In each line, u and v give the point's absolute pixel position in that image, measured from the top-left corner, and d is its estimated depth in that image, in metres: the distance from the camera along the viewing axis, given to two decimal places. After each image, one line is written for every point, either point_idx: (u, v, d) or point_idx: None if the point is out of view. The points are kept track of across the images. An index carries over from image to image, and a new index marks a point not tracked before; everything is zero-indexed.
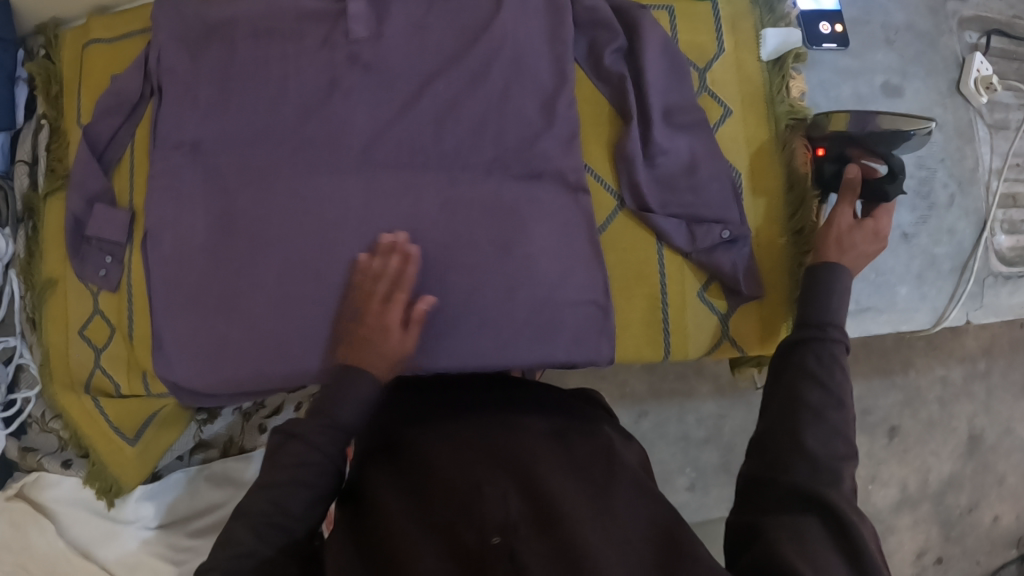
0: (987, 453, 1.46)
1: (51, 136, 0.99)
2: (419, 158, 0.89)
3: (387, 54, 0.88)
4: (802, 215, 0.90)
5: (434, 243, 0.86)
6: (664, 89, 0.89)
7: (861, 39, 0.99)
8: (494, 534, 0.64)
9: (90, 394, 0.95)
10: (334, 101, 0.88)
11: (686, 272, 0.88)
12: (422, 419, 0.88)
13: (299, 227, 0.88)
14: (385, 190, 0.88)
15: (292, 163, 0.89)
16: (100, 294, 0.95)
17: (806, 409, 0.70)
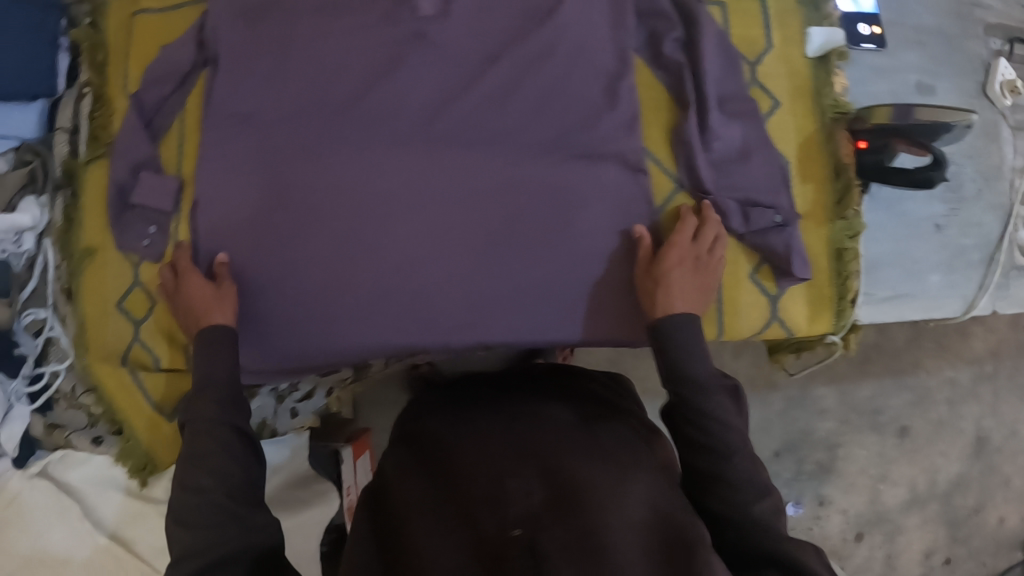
0: (993, 454, 1.50)
1: (95, 104, 0.96)
2: (479, 135, 0.89)
3: (450, 32, 0.89)
4: (847, 205, 0.93)
5: (493, 221, 0.89)
6: (719, 79, 0.91)
7: (895, 37, 1.02)
8: (514, 525, 0.63)
9: (128, 367, 0.92)
10: (391, 77, 0.88)
11: (740, 253, 0.90)
12: (446, 415, 0.88)
13: (353, 201, 0.88)
14: (443, 165, 0.89)
15: (342, 138, 0.89)
16: (142, 265, 0.92)
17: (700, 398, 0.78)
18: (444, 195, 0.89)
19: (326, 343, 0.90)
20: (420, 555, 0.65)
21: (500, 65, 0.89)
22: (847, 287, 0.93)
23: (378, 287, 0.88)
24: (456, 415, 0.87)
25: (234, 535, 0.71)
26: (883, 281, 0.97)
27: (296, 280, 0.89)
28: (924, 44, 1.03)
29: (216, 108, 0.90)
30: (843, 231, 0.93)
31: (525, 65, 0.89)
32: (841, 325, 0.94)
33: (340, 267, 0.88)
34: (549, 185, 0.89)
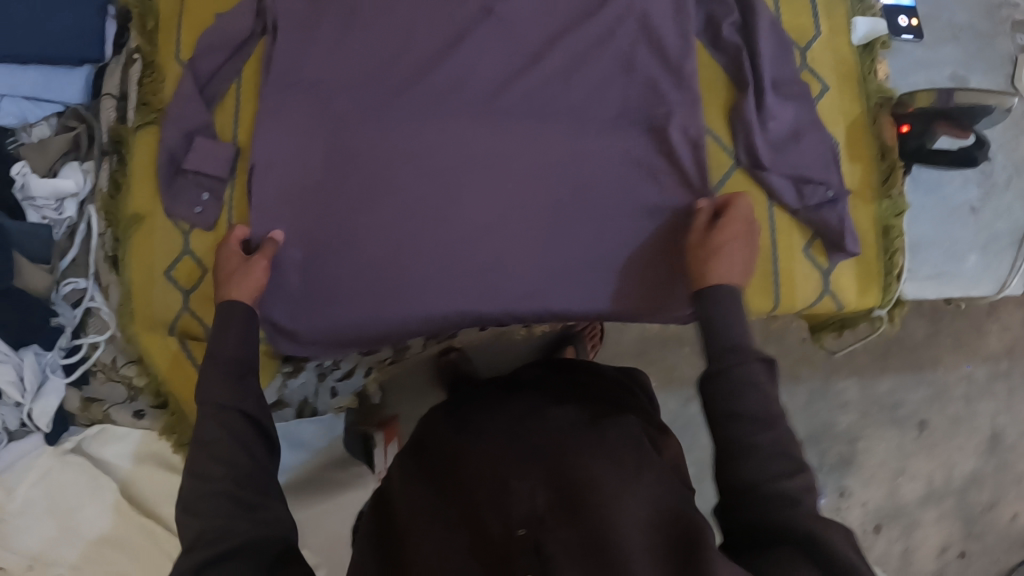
0: (1008, 451, 1.48)
1: (145, 70, 0.94)
2: (546, 107, 0.90)
3: (516, 10, 0.89)
4: (892, 185, 0.93)
5: (561, 190, 0.89)
6: (773, 62, 0.92)
7: (932, 31, 1.00)
8: (517, 526, 0.58)
9: (176, 336, 0.90)
10: (460, 49, 0.88)
11: (794, 229, 0.91)
12: (453, 415, 0.83)
13: (421, 167, 0.88)
14: (513, 134, 0.89)
15: (407, 112, 0.88)
16: (193, 233, 0.90)
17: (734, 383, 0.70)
18: (504, 175, 0.88)
19: (380, 315, 0.89)
20: (420, 563, 0.61)
21: (568, 44, 0.89)
22: (894, 262, 0.93)
23: (443, 255, 0.88)
24: (462, 414, 0.82)
25: (242, 526, 0.64)
26: (925, 261, 0.96)
27: (362, 246, 0.87)
28: (960, 37, 1.01)
29: (275, 76, 0.88)
30: (888, 209, 0.94)
31: (589, 44, 0.90)
32: (887, 300, 0.94)
33: (407, 234, 0.87)
34: (610, 166, 0.89)
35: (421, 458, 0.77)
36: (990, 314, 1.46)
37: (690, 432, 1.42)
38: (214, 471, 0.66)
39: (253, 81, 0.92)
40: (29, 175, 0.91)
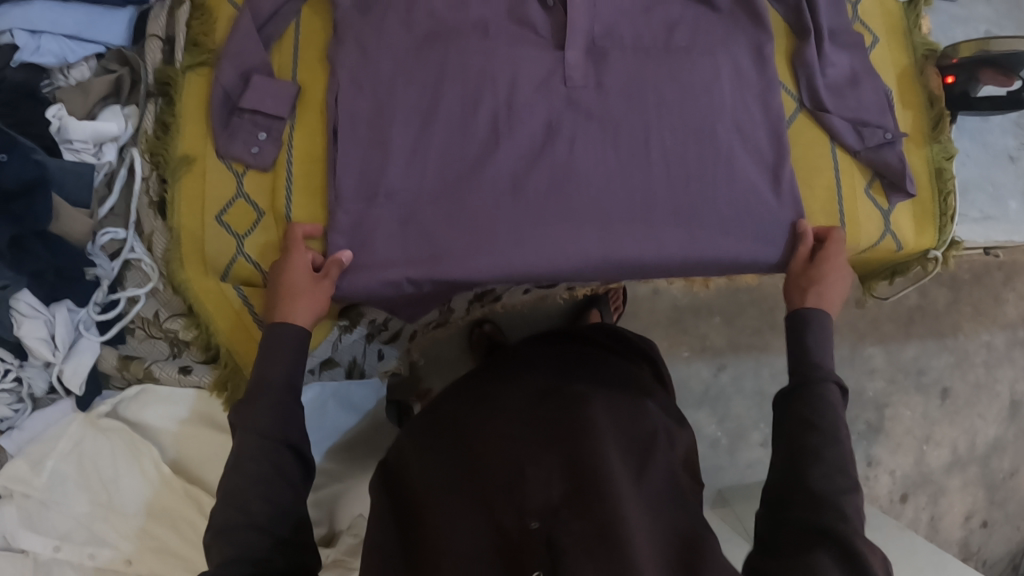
0: None
1: (193, 11, 0.91)
2: (641, 124, 0.85)
3: (608, 103, 0.85)
4: (942, 130, 0.93)
5: (665, 204, 0.84)
6: (830, 11, 0.94)
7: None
8: (531, 519, 0.64)
9: (231, 282, 0.84)
10: (555, 147, 0.83)
11: (856, 169, 0.91)
12: (468, 386, 0.85)
13: (518, 193, 0.82)
14: (618, 151, 0.84)
15: (499, 175, 0.83)
16: (248, 174, 0.86)
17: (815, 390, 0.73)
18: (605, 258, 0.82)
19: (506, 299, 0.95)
20: (434, 538, 0.66)
21: (661, 134, 0.85)
22: (949, 204, 0.92)
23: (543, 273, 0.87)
24: (479, 386, 0.84)
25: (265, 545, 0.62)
26: (974, 203, 0.98)
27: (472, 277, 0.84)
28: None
29: (351, 135, 0.84)
30: (939, 153, 0.93)
31: (682, 125, 0.86)
32: (943, 242, 0.92)
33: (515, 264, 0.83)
34: (719, 218, 0.85)
35: (433, 426, 0.80)
36: (1006, 282, 1.55)
37: (723, 402, 1.42)
38: (253, 505, 0.63)
39: (316, 21, 0.90)
40: (65, 117, 0.85)
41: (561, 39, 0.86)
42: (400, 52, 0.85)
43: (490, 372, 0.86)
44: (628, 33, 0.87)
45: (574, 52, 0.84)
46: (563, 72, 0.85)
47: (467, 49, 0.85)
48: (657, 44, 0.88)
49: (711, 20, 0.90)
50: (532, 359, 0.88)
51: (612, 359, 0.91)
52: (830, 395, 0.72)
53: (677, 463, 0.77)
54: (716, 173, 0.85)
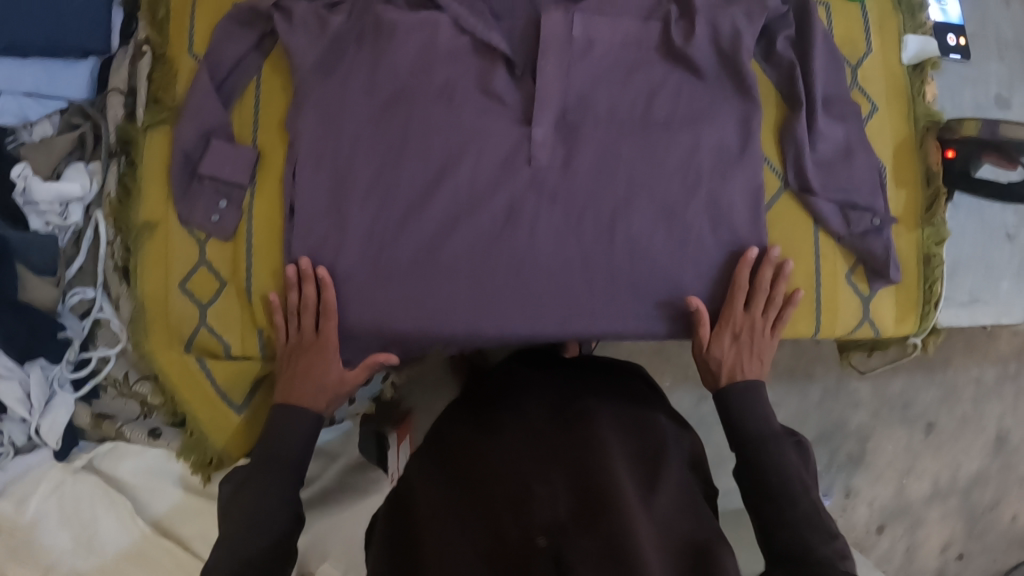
0: (1012, 453, 1.54)
1: (154, 63, 0.89)
2: (615, 202, 0.83)
3: (575, 185, 0.82)
4: (936, 212, 0.91)
5: (628, 289, 0.83)
6: (824, 78, 0.90)
7: (978, 48, 1.01)
8: (538, 535, 0.61)
9: (193, 353, 0.85)
10: (516, 232, 0.81)
11: (838, 254, 0.88)
12: (476, 414, 0.85)
13: (487, 267, 0.81)
14: (586, 234, 0.82)
15: (465, 248, 0.81)
16: (209, 242, 0.86)
17: (770, 444, 0.76)
18: (569, 332, 0.82)
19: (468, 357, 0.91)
20: (433, 557, 0.64)
21: (637, 211, 0.83)
22: (934, 292, 0.90)
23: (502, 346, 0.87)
24: (488, 413, 0.84)
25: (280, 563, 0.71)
26: (963, 286, 0.96)
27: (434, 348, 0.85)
28: (1005, 56, 1.02)
29: (313, 211, 0.82)
30: (930, 237, 0.91)
31: (657, 206, 0.83)
32: (923, 329, 0.92)
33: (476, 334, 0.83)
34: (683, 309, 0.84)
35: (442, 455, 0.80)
36: None
37: (705, 430, 1.41)
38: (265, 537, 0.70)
39: (276, 78, 0.87)
40: (30, 177, 0.85)
41: (528, 110, 0.82)
42: (364, 123, 0.82)
43: (493, 401, 0.87)
44: (603, 101, 0.84)
45: (543, 127, 0.81)
46: (528, 150, 0.82)
47: (433, 120, 0.82)
48: (634, 117, 0.85)
49: (696, 89, 0.86)
50: (545, 383, 0.89)
51: (610, 384, 0.89)
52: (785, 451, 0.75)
53: (688, 471, 0.79)
54: (675, 260, 0.83)
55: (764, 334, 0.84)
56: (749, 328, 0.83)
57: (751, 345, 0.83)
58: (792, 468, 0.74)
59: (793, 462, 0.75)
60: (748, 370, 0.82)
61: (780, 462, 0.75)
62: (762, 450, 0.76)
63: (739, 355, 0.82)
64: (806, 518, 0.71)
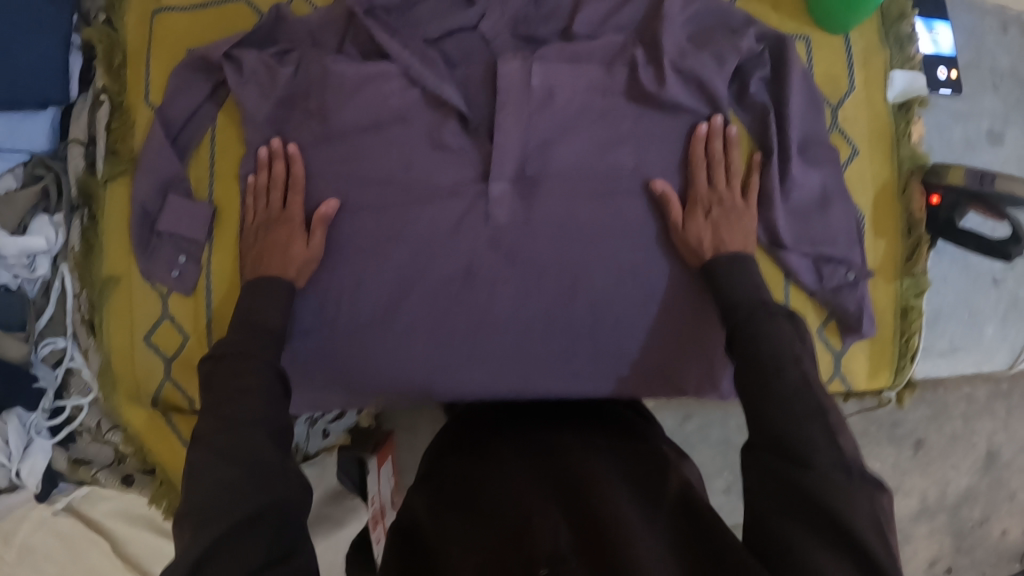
0: (1001, 469, 1.51)
1: (112, 114, 0.89)
2: (576, 261, 0.80)
3: (532, 243, 0.80)
4: (916, 262, 0.88)
5: (587, 349, 0.82)
6: (802, 121, 0.86)
7: (971, 81, 0.98)
8: (541, 566, 0.50)
9: (160, 409, 0.87)
10: (474, 292, 0.80)
11: (809, 308, 0.86)
12: (463, 443, 0.75)
13: (448, 327, 0.81)
14: (546, 294, 0.80)
15: (423, 308, 0.81)
16: (171, 296, 0.86)
17: (754, 326, 0.66)
18: (527, 391, 0.82)
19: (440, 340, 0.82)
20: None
21: (597, 272, 0.80)
22: (909, 346, 0.89)
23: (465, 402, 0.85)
24: (475, 441, 0.74)
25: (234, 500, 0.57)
26: (942, 334, 0.93)
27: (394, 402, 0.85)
28: (999, 86, 0.99)
29: None
30: (909, 288, 0.89)
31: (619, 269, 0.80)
32: (898, 382, 0.90)
33: (435, 390, 0.83)
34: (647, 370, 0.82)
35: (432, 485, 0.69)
36: None
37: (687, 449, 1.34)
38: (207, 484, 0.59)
39: (232, 130, 0.86)
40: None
41: (487, 166, 0.81)
42: (322, 182, 0.82)
43: (485, 429, 0.76)
44: (564, 154, 0.81)
45: (500, 184, 0.80)
46: (484, 208, 0.80)
47: (388, 179, 0.81)
48: (598, 168, 0.81)
49: (664, 138, 0.82)
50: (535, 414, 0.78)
51: (610, 416, 0.78)
52: (773, 326, 0.65)
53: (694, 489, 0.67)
54: (636, 319, 0.81)
55: (733, 190, 0.80)
56: (721, 190, 0.79)
57: (726, 216, 0.78)
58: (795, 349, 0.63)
59: (783, 331, 0.65)
60: (726, 240, 0.76)
61: (815, 414, 0.59)
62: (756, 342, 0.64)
63: (709, 228, 0.77)
64: (840, 487, 0.55)
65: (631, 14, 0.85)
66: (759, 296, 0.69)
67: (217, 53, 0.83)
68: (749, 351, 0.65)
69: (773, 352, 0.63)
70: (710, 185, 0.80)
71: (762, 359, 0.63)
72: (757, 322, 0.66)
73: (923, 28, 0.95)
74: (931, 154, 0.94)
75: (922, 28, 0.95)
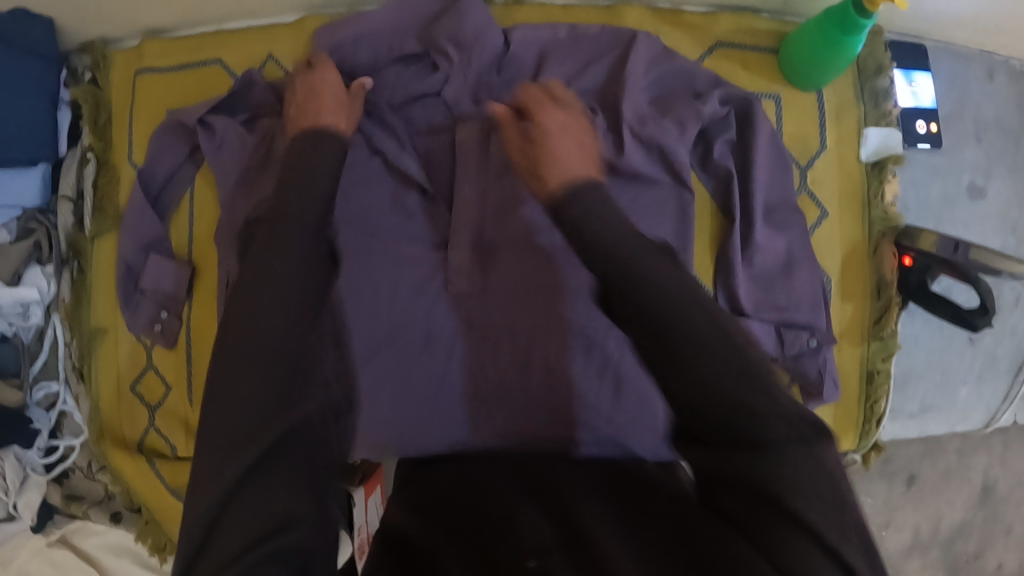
0: (997, 502, 1.30)
1: (98, 172, 0.94)
2: (532, 324, 0.81)
3: (489, 305, 0.82)
4: (884, 326, 0.88)
5: (542, 413, 0.82)
6: (767, 185, 0.85)
7: (952, 134, 0.96)
8: (527, 558, 0.51)
9: (144, 456, 0.92)
10: (435, 352, 0.83)
11: (771, 374, 0.87)
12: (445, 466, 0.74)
13: (410, 388, 0.83)
14: (503, 358, 0.82)
15: (388, 370, 0.83)
16: (155, 349, 0.91)
17: (638, 270, 0.50)
18: None
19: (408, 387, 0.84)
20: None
21: (551, 338, 0.80)
22: (875, 411, 0.89)
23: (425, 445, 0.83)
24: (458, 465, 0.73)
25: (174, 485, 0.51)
26: (913, 396, 0.93)
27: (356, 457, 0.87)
28: (982, 138, 0.96)
29: None
30: (876, 352, 0.89)
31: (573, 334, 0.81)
32: (864, 445, 0.90)
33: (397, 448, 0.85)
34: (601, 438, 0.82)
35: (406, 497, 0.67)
36: None
37: None
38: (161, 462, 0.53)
39: (208, 191, 0.92)
40: None
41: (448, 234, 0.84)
42: None
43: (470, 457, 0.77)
44: (522, 220, 0.83)
45: (458, 252, 0.82)
46: (444, 274, 0.83)
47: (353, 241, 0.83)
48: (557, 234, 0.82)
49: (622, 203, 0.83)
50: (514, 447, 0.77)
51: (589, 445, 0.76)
52: (654, 265, 0.50)
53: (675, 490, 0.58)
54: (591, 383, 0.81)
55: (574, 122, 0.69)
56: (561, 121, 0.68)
57: (571, 138, 0.65)
58: (682, 292, 0.48)
59: (669, 269, 0.50)
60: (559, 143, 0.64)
61: (807, 426, 0.44)
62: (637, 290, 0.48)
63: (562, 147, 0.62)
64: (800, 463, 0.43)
65: (593, 78, 0.86)
66: (621, 228, 0.53)
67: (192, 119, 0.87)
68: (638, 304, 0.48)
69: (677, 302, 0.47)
70: (543, 114, 0.70)
71: (647, 292, 0.48)
72: (626, 267, 0.50)
73: (902, 79, 0.93)
74: (906, 213, 0.93)
75: (900, 80, 0.93)
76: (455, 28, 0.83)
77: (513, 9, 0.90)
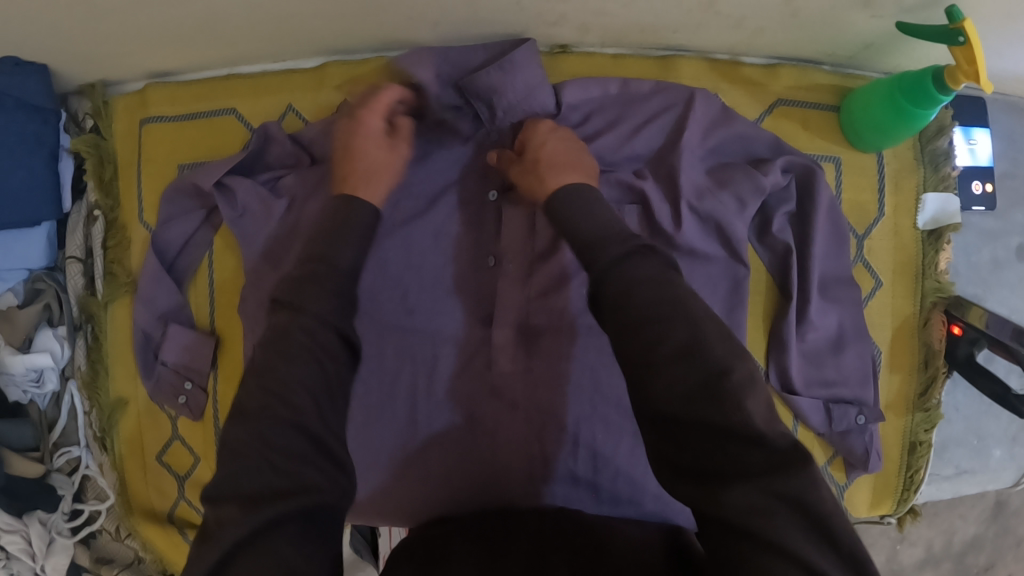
0: (1011, 516, 1.18)
1: (107, 232, 0.88)
2: (576, 406, 0.77)
3: (535, 392, 0.77)
4: (929, 398, 0.87)
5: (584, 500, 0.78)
6: (823, 258, 0.82)
7: (1005, 194, 0.92)
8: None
9: (175, 525, 0.91)
10: (476, 435, 0.79)
11: (816, 447, 0.86)
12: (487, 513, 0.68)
13: (454, 476, 0.79)
14: (547, 442, 0.77)
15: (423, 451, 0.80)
16: (180, 420, 0.87)
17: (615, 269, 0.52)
18: None
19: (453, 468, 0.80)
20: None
21: (595, 422, 0.77)
22: (914, 480, 0.89)
23: None
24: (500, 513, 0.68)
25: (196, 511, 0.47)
26: (950, 460, 0.93)
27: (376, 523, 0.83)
28: None
29: None
30: (920, 422, 0.88)
31: (619, 417, 0.77)
32: (900, 510, 0.91)
33: None
34: None
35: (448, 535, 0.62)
36: None
37: None
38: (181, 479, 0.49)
39: (228, 256, 0.85)
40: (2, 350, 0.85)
41: (491, 311, 0.79)
42: None
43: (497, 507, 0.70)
44: (567, 300, 0.77)
45: (503, 330, 0.77)
46: (487, 354, 0.79)
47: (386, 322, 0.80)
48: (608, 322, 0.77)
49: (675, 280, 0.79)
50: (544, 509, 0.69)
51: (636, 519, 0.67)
52: (636, 262, 0.52)
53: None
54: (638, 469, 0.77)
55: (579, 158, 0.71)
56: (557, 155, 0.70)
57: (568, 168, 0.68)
58: (653, 299, 0.49)
59: (656, 274, 0.51)
60: (562, 181, 0.66)
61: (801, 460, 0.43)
62: (627, 292, 0.50)
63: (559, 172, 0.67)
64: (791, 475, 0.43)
65: (647, 143, 0.80)
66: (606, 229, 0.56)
67: (208, 184, 0.79)
68: (621, 304, 0.50)
69: (652, 342, 0.48)
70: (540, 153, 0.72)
71: (628, 325, 0.49)
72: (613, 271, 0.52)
73: (961, 137, 0.88)
74: (955, 278, 0.91)
75: (959, 138, 0.88)
76: (501, 85, 0.76)
77: (559, 59, 0.83)
